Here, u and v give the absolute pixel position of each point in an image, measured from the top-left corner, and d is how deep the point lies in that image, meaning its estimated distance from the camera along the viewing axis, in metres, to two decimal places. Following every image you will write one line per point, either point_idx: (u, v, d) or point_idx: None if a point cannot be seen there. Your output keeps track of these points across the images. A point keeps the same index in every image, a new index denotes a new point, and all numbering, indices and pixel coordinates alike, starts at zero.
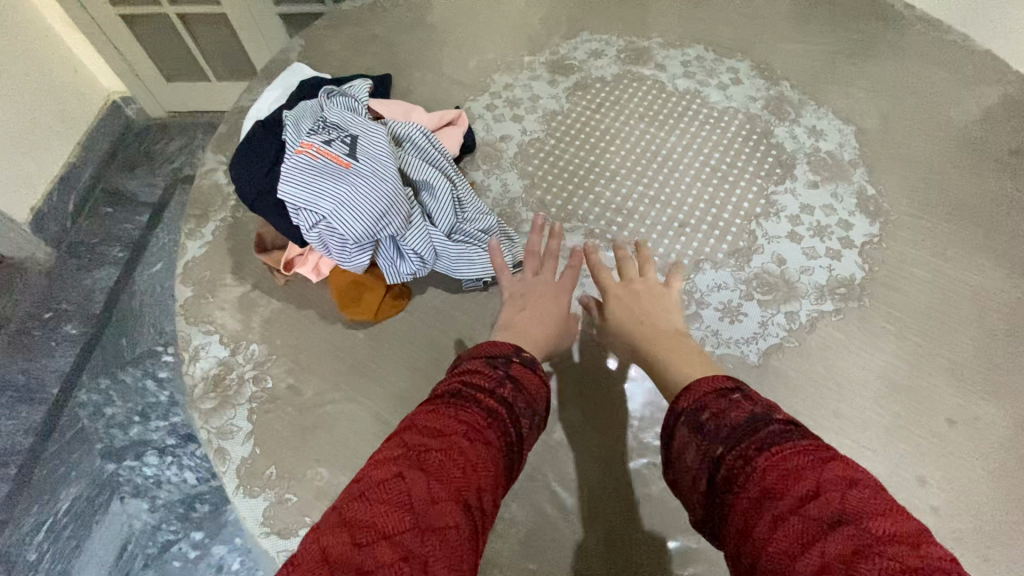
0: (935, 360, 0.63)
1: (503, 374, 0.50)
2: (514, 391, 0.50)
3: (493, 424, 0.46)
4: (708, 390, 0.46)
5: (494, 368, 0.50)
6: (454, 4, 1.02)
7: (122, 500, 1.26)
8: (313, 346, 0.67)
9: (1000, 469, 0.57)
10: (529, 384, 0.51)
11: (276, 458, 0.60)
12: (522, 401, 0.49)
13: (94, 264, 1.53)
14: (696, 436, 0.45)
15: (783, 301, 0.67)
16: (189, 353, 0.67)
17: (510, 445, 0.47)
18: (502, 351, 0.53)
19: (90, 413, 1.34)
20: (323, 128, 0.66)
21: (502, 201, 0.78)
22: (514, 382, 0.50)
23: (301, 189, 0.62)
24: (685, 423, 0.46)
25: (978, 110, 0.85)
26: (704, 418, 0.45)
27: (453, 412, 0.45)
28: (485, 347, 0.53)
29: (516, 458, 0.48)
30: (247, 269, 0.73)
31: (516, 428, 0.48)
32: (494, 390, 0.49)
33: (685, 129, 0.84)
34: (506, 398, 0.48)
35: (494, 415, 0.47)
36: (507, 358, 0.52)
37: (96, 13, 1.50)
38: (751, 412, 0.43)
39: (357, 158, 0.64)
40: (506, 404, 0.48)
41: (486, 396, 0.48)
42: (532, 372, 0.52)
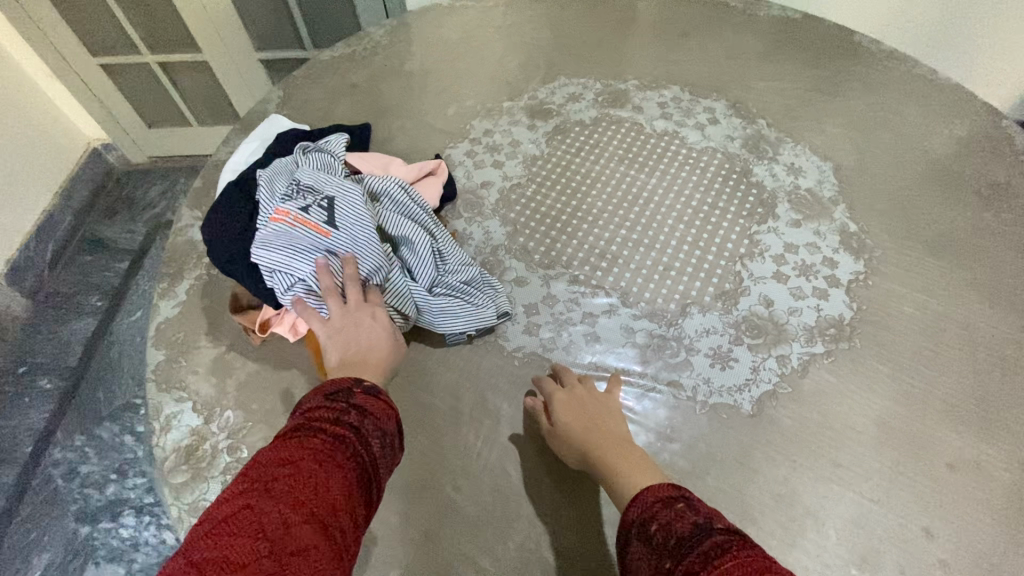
0: (932, 402, 0.62)
1: (347, 403, 0.49)
2: (361, 416, 0.49)
3: (340, 448, 0.46)
4: (657, 498, 0.47)
5: (336, 398, 0.49)
6: (433, 52, 1.03)
7: (97, 565, 1.18)
8: (291, 411, 0.64)
9: (1008, 515, 0.55)
10: (375, 409, 0.50)
11: None
12: (370, 425, 0.49)
13: (71, 315, 1.49)
14: (648, 551, 0.45)
15: (774, 344, 0.66)
16: (160, 423, 0.64)
17: (367, 463, 0.46)
18: (342, 385, 0.51)
19: (64, 472, 1.28)
20: (295, 191, 0.65)
21: (484, 249, 0.76)
22: (359, 408, 0.49)
23: (276, 254, 0.61)
24: (636, 538, 0.46)
25: (951, 142, 0.86)
26: (653, 532, 0.45)
27: (299, 442, 0.45)
28: (322, 386, 0.51)
29: (376, 476, 0.47)
30: (222, 329, 0.70)
31: (370, 448, 0.47)
32: (340, 419, 0.48)
33: (665, 170, 0.84)
34: (351, 423, 0.48)
35: (340, 439, 0.46)
36: (347, 389, 0.51)
37: (70, 57, 1.48)
38: (694, 522, 0.44)
39: (332, 223, 0.62)
40: (353, 428, 0.47)
41: (332, 425, 0.47)
42: (373, 396, 0.51)
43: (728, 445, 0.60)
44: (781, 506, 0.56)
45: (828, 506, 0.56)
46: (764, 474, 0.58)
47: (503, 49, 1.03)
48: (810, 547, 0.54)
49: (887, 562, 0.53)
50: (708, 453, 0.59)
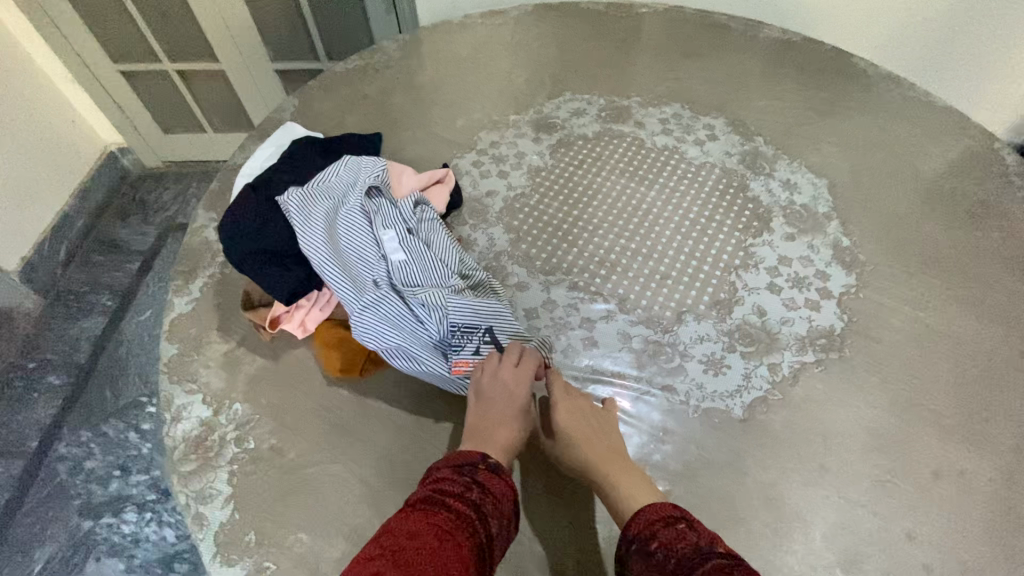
0: (919, 411, 0.64)
1: (469, 479, 0.55)
2: (483, 494, 0.54)
3: (462, 527, 0.50)
4: (656, 518, 0.53)
5: (462, 473, 0.55)
6: (444, 67, 1.07)
7: (97, 560, 1.19)
8: (297, 405, 0.66)
9: (991, 522, 0.57)
10: (494, 486, 0.55)
11: (255, 523, 0.59)
12: (490, 504, 0.53)
13: (82, 313, 1.52)
14: (648, 564, 0.51)
15: (766, 353, 0.68)
16: (171, 414, 0.67)
17: (483, 544, 0.51)
18: (468, 461, 0.57)
19: (69, 466, 1.30)
20: (353, 239, 0.67)
21: (488, 255, 0.79)
22: (481, 485, 0.54)
23: (400, 345, 0.63)
24: (637, 551, 0.52)
25: (945, 163, 0.89)
26: (653, 548, 0.51)
27: (424, 514, 0.51)
28: (452, 458, 0.57)
29: (489, 557, 0.51)
30: (233, 325, 0.73)
31: (487, 529, 0.52)
32: (462, 495, 0.53)
33: (664, 184, 0.87)
34: (473, 501, 0.53)
35: (462, 517, 0.51)
36: (472, 465, 0.56)
37: (97, 69, 1.55)
38: (695, 545, 0.51)
39: (409, 269, 0.66)
40: (473, 505, 0.52)
41: (455, 500, 0.53)
42: (496, 477, 0.55)
43: (719, 448, 0.62)
44: (770, 507, 0.58)
45: (815, 509, 0.58)
46: (753, 477, 0.60)
47: (511, 65, 1.07)
48: (797, 549, 0.56)
49: (871, 565, 0.55)
50: (699, 456, 0.61)
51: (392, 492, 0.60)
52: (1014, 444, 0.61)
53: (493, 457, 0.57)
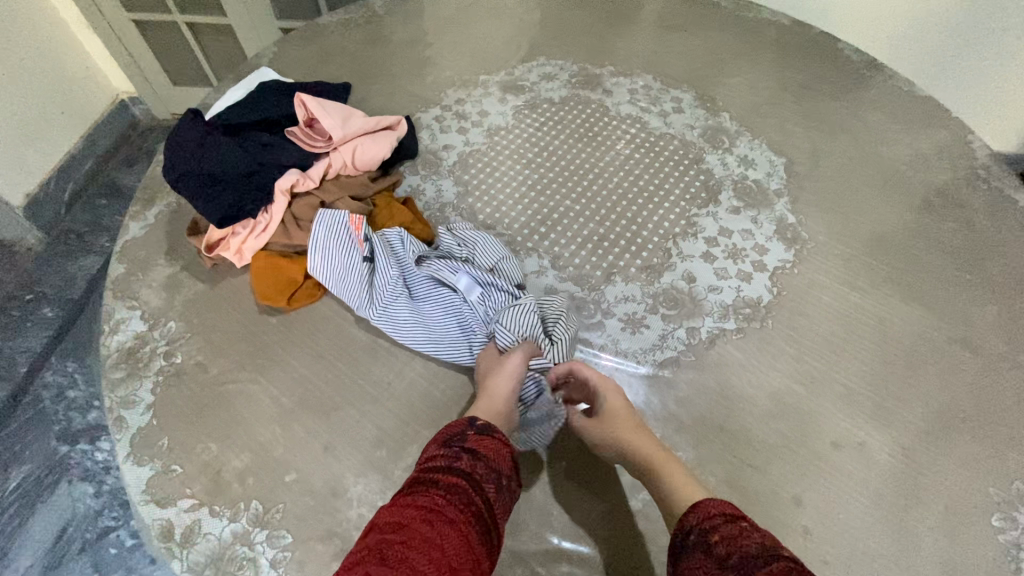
0: (829, 385, 0.64)
1: (458, 449, 0.53)
2: (473, 462, 0.52)
3: (455, 501, 0.49)
4: (716, 512, 0.49)
5: (451, 444, 0.54)
6: (424, 24, 1.07)
7: (69, 483, 1.24)
8: (227, 327, 0.69)
9: (882, 495, 0.57)
10: (487, 449, 0.54)
11: (170, 430, 0.62)
12: (482, 468, 0.52)
13: (79, 252, 1.56)
14: (707, 557, 0.47)
15: (687, 317, 0.69)
16: (110, 326, 0.70)
17: (480, 513, 0.49)
18: (459, 431, 0.55)
19: (52, 394, 1.35)
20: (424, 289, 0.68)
21: (433, 205, 0.80)
22: (471, 451, 0.53)
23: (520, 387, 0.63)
24: (695, 542, 0.48)
25: (910, 150, 0.87)
26: (714, 541, 0.47)
27: (411, 499, 0.48)
28: (443, 433, 0.56)
29: (489, 526, 0.50)
30: (180, 251, 0.76)
31: (482, 496, 0.50)
32: (451, 467, 0.52)
33: (620, 150, 0.87)
34: (462, 470, 0.51)
35: (455, 491, 0.50)
36: (462, 435, 0.55)
37: (107, 13, 1.56)
38: (760, 543, 0.45)
39: (486, 295, 0.67)
40: (464, 476, 0.51)
41: (444, 475, 0.51)
42: (488, 441, 0.54)
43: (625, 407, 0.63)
44: None
45: (705, 468, 0.59)
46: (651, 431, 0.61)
47: (492, 26, 1.06)
48: None
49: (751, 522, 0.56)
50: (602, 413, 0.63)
51: (301, 412, 0.63)
52: (920, 424, 0.61)
53: (481, 421, 0.56)
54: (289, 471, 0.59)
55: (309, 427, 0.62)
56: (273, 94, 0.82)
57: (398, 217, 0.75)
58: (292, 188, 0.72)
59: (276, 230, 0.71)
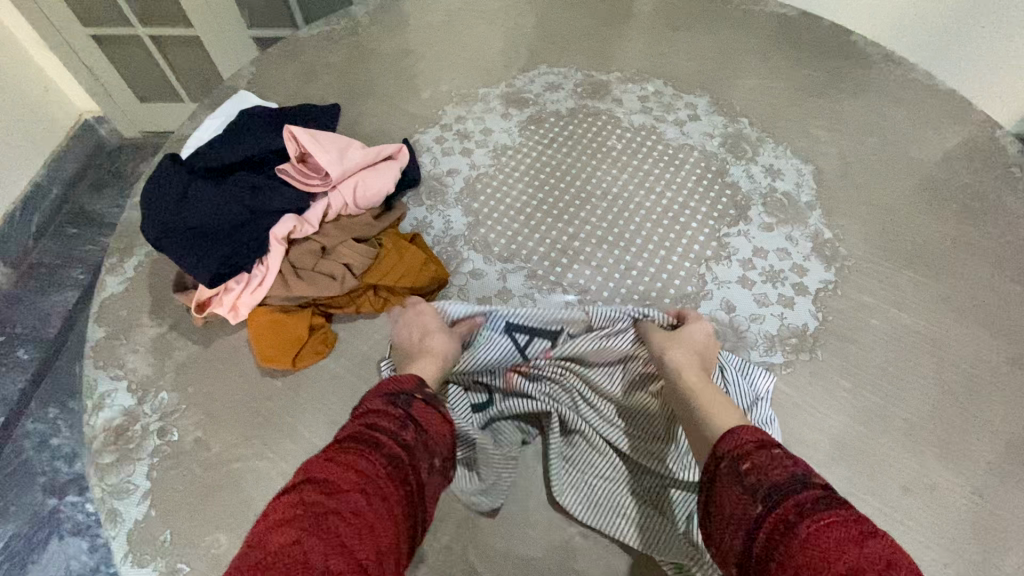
0: (890, 421, 0.60)
1: (404, 414, 0.46)
2: (416, 431, 0.46)
3: (394, 476, 0.42)
4: (749, 438, 0.44)
5: (396, 405, 0.47)
6: (411, 33, 0.99)
7: (60, 539, 1.10)
8: (225, 396, 0.62)
9: (960, 541, 0.53)
10: (432, 422, 0.47)
11: (173, 522, 0.55)
12: (424, 445, 0.45)
13: (51, 287, 1.39)
14: (737, 488, 0.42)
15: (751, 404, 0.59)
16: (92, 401, 0.62)
17: (414, 495, 0.43)
18: (403, 391, 0.49)
19: (34, 443, 1.20)
20: (523, 399, 0.59)
21: (443, 240, 0.74)
22: (416, 421, 0.46)
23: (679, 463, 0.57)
24: (725, 471, 0.43)
25: (943, 150, 0.81)
26: (745, 471, 0.42)
27: (351, 461, 0.41)
28: (386, 386, 0.49)
29: (420, 513, 0.44)
30: (166, 308, 0.68)
31: (420, 477, 0.44)
32: (396, 433, 0.44)
33: (639, 166, 0.81)
34: (408, 440, 0.44)
35: (396, 463, 0.42)
36: (409, 397, 0.48)
37: (64, 30, 1.38)
38: (793, 472, 0.41)
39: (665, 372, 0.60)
40: (407, 448, 0.44)
41: (389, 440, 0.43)
42: (434, 413, 0.48)
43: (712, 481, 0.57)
44: None
45: None
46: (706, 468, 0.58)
47: (484, 32, 0.98)
48: None
49: None
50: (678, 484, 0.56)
51: None
52: (991, 458, 0.57)
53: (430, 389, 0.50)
54: None
55: None
56: (258, 126, 0.74)
57: (410, 257, 0.67)
58: (289, 235, 0.65)
59: (275, 283, 0.63)
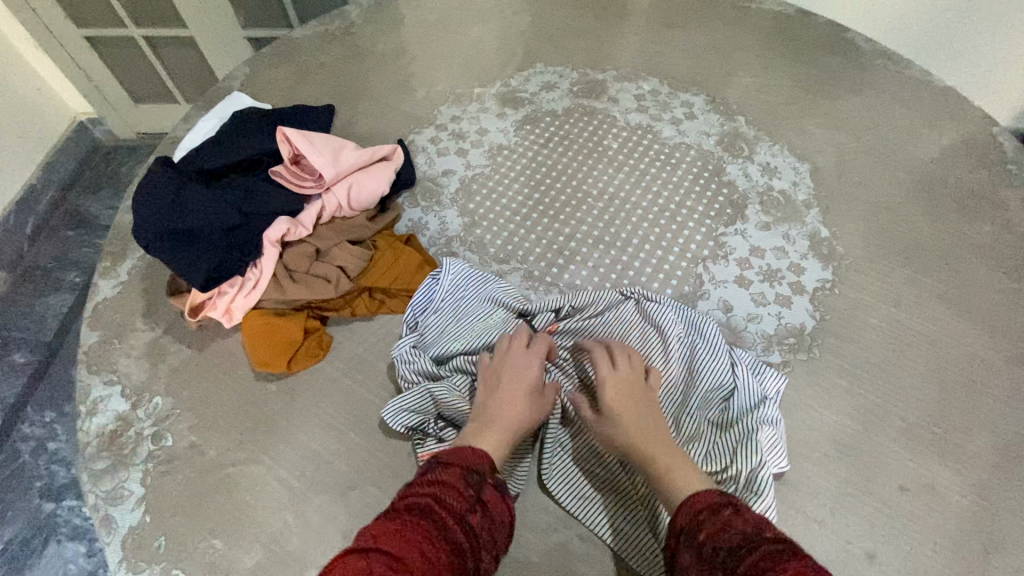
0: (888, 420, 0.59)
1: (475, 496, 0.46)
2: (481, 518, 0.46)
3: (455, 554, 0.42)
4: (702, 505, 0.45)
5: (468, 482, 0.47)
6: (405, 32, 0.98)
7: (58, 543, 1.09)
8: (219, 400, 0.62)
9: (958, 541, 0.53)
10: (497, 511, 0.48)
11: (168, 527, 0.55)
12: (485, 534, 0.46)
13: (47, 290, 1.38)
14: (698, 559, 0.42)
15: (760, 403, 0.56)
16: (86, 406, 0.62)
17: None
18: (479, 468, 0.48)
19: (31, 447, 1.19)
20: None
21: (438, 241, 0.73)
22: (484, 508, 0.47)
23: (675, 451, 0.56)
24: (685, 545, 0.44)
25: (939, 147, 0.80)
26: (702, 541, 0.43)
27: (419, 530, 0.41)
28: (463, 456, 0.48)
29: None
30: (159, 312, 0.68)
31: (477, 562, 0.44)
32: (465, 514, 0.45)
33: (635, 165, 0.80)
34: (473, 525, 0.45)
35: (459, 543, 0.43)
36: (483, 477, 0.48)
37: (58, 31, 1.37)
38: (746, 531, 0.42)
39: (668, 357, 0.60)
40: (472, 532, 0.44)
41: (457, 520, 0.44)
42: (502, 503, 0.49)
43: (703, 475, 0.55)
44: None
45: None
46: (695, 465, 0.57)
47: (479, 31, 0.97)
48: None
49: None
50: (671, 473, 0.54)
51: (314, 495, 0.56)
52: (989, 457, 0.57)
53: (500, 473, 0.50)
54: (309, 566, 0.53)
55: (325, 512, 0.55)
56: (252, 128, 0.73)
57: (405, 259, 0.67)
58: (282, 238, 0.65)
59: (268, 286, 0.63)
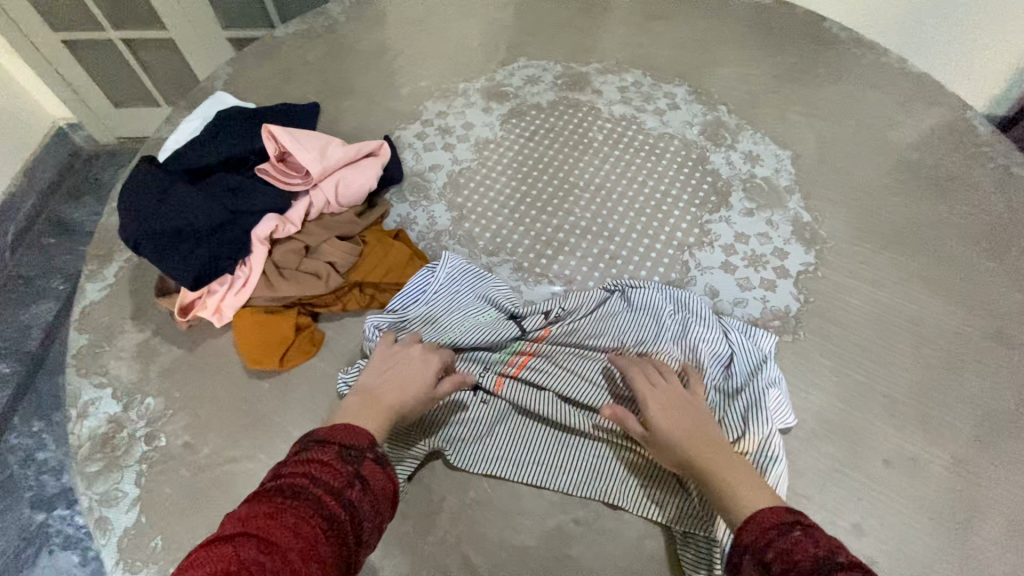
0: (873, 398, 0.61)
1: (352, 471, 0.45)
2: (362, 493, 0.45)
3: (332, 537, 0.41)
4: (768, 525, 0.42)
5: (346, 462, 0.46)
6: (389, 29, 0.98)
7: (51, 554, 1.08)
8: (212, 399, 0.62)
9: (942, 512, 0.55)
10: (379, 483, 0.46)
11: (164, 527, 0.55)
12: (366, 507, 0.45)
13: (31, 298, 1.36)
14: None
15: (756, 365, 0.59)
16: (77, 410, 0.62)
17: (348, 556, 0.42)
18: (357, 445, 0.47)
19: (20, 458, 1.17)
20: (524, 394, 0.59)
21: (428, 235, 0.74)
22: (363, 482, 0.45)
23: None
24: (749, 562, 0.42)
25: (915, 132, 0.82)
26: (771, 561, 0.40)
27: (286, 517, 0.40)
28: (340, 435, 0.47)
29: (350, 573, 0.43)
30: (149, 313, 0.68)
31: (357, 539, 0.43)
32: (340, 492, 0.44)
33: (620, 156, 0.81)
34: (351, 502, 0.44)
35: (333, 524, 0.42)
36: (360, 454, 0.47)
37: (33, 34, 1.35)
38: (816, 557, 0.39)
39: (661, 334, 0.61)
40: (349, 510, 0.43)
41: (332, 498, 0.43)
42: (382, 475, 0.47)
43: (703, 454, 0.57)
44: None
45: None
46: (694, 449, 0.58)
47: (463, 27, 0.98)
48: None
49: None
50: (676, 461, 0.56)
51: None
52: (969, 430, 0.59)
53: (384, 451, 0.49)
54: None
55: None
56: (237, 126, 0.73)
57: (395, 255, 0.68)
58: (271, 235, 0.65)
59: (258, 284, 0.63)
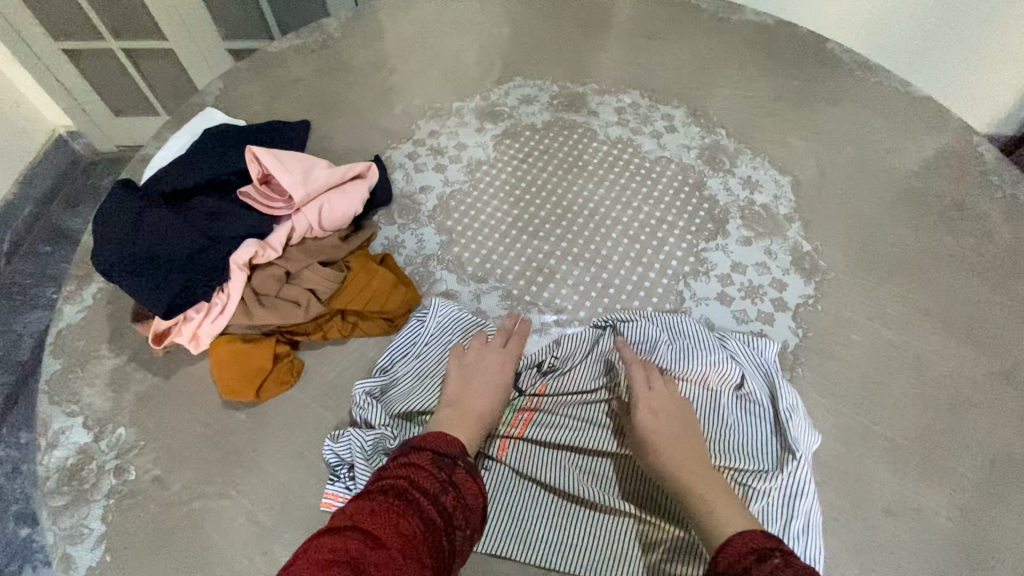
0: (872, 440, 0.58)
1: (447, 477, 0.48)
2: (455, 498, 0.47)
3: (429, 542, 0.43)
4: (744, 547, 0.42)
5: (440, 467, 0.48)
6: (383, 46, 0.97)
7: (33, 571, 1.05)
8: (186, 430, 0.59)
9: (943, 566, 0.52)
10: (469, 489, 0.48)
11: (130, 567, 0.53)
12: (459, 516, 0.46)
13: (24, 307, 1.35)
14: None
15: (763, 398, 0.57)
16: (46, 439, 0.59)
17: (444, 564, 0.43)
18: (449, 451, 0.50)
19: (6, 470, 1.15)
20: (527, 456, 0.57)
21: (415, 260, 0.72)
22: (456, 487, 0.47)
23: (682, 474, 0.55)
24: None
25: (919, 159, 0.80)
26: None
27: (389, 516, 0.43)
28: (433, 440, 0.50)
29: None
30: (125, 338, 0.66)
31: (451, 547, 0.44)
32: (437, 497, 0.46)
33: (615, 180, 0.79)
34: (445, 508, 0.46)
35: (429, 531, 0.44)
36: (452, 459, 0.49)
37: (34, 44, 1.34)
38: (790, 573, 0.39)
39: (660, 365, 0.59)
40: (444, 515, 0.45)
41: (428, 506, 0.45)
42: (473, 481, 0.49)
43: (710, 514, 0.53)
44: None
45: None
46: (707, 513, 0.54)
47: (458, 44, 0.96)
48: None
49: None
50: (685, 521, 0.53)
51: (284, 530, 0.54)
52: (973, 477, 0.56)
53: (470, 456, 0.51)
54: None
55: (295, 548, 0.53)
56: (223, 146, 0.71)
57: (378, 281, 0.65)
58: (250, 261, 0.63)
59: (235, 312, 0.61)
